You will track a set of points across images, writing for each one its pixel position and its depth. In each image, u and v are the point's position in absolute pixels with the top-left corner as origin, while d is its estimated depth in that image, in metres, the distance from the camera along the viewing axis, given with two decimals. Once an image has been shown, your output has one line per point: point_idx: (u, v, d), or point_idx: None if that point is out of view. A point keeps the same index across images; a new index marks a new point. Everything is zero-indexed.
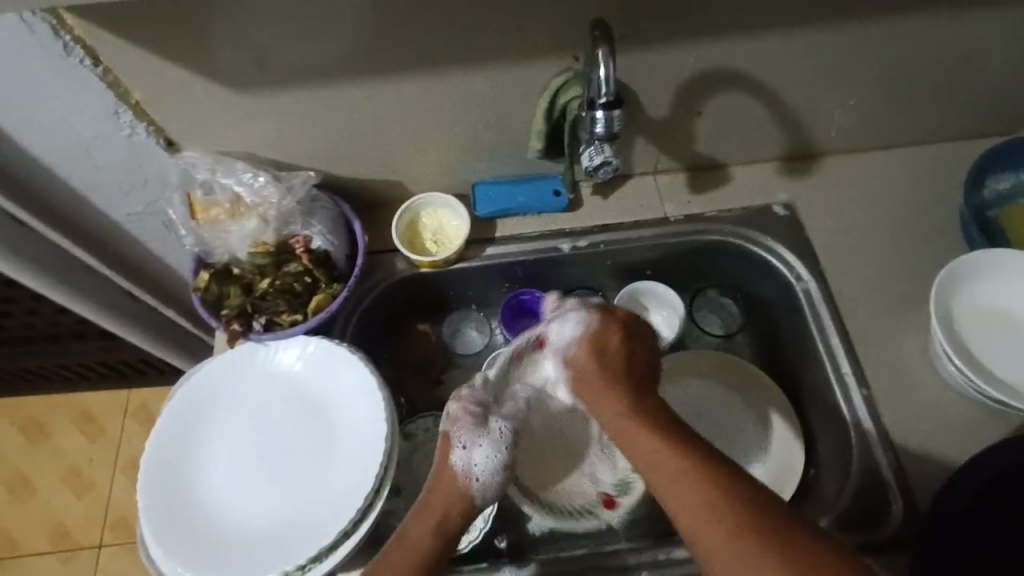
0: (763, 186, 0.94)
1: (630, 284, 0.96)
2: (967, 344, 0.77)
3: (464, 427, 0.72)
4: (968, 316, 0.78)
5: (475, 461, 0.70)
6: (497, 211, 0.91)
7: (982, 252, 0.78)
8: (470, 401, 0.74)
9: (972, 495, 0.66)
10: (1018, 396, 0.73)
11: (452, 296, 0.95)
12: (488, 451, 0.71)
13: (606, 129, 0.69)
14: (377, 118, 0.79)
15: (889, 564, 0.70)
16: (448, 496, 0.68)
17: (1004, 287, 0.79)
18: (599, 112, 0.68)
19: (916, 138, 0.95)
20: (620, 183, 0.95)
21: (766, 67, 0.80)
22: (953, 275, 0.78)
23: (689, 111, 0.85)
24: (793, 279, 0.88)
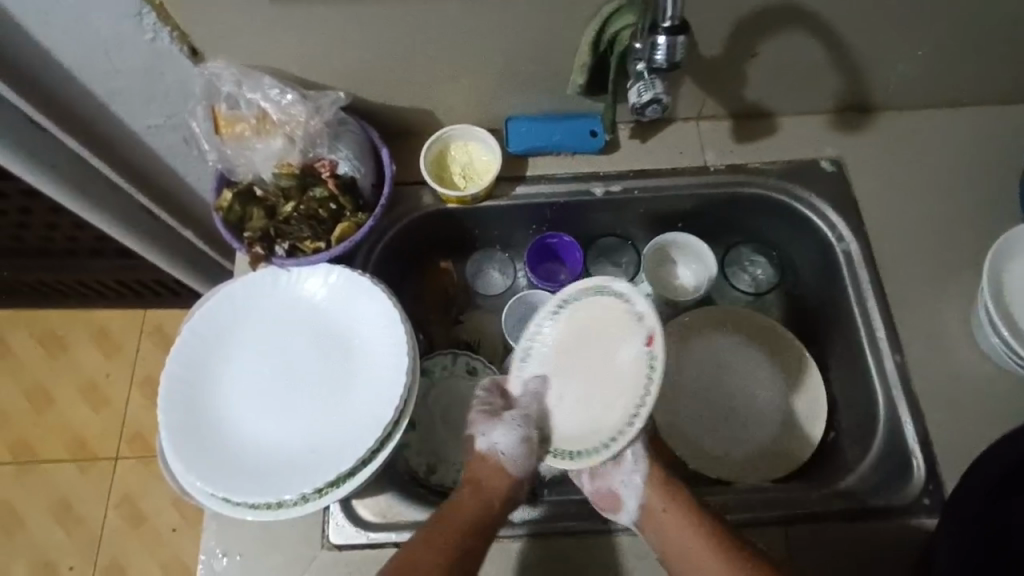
0: (811, 139, 0.90)
1: (659, 235, 0.94)
2: (1015, 317, 0.74)
3: (486, 420, 0.74)
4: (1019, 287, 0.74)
5: (496, 442, 0.72)
6: (530, 147, 0.88)
7: None
8: (486, 398, 0.75)
9: (1005, 472, 0.63)
10: None
11: (476, 235, 0.94)
12: (506, 430, 0.72)
13: (666, 57, 0.63)
14: (413, 38, 0.75)
15: (902, 529, 0.69)
16: (489, 472, 0.71)
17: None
18: (661, 38, 0.62)
19: (980, 99, 0.89)
20: (659, 126, 0.91)
21: (835, 7, 0.74)
22: (1006, 242, 0.75)
23: (742, 54, 0.80)
24: (833, 239, 0.84)
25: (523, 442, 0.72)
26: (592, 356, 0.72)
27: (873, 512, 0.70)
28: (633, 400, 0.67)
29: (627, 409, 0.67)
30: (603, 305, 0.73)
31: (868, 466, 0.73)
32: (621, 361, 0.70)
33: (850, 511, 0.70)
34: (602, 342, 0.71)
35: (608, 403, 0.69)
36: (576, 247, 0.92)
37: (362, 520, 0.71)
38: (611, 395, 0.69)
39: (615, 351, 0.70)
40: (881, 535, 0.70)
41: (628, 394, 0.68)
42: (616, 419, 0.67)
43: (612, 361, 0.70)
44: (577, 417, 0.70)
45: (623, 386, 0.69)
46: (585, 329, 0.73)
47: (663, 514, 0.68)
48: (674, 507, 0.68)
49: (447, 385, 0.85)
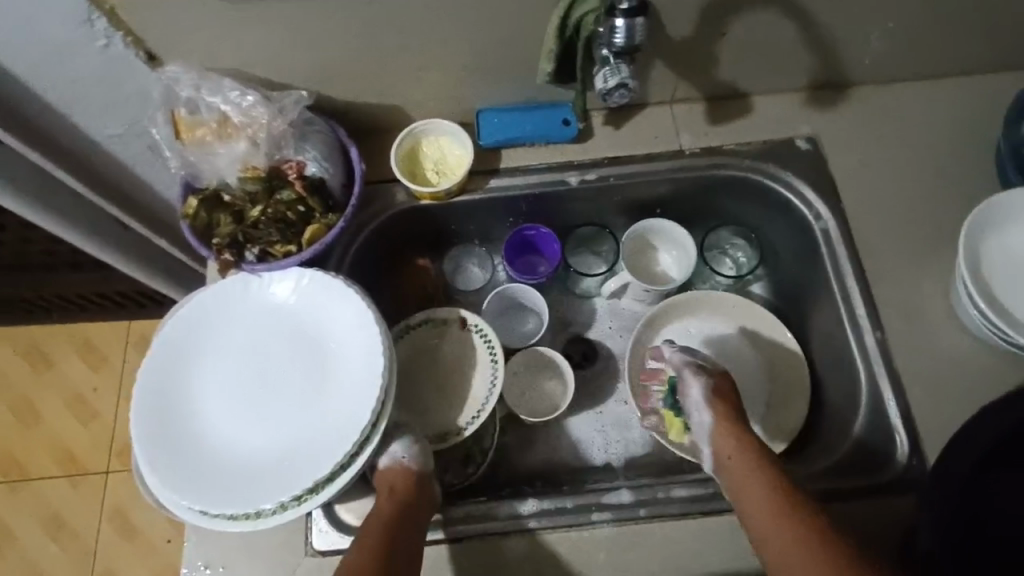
0: (786, 118, 0.89)
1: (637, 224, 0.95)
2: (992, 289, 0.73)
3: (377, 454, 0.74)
4: (993, 258, 0.74)
5: (395, 454, 0.72)
6: (502, 140, 0.87)
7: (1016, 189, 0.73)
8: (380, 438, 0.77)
9: (985, 445, 0.63)
10: None
11: (454, 231, 0.93)
12: (397, 444, 0.73)
13: (625, 40, 0.62)
14: (375, 33, 0.73)
15: (887, 508, 0.69)
16: (396, 478, 0.70)
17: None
18: (618, 20, 0.61)
19: (954, 70, 0.88)
20: (631, 112, 0.91)
21: None
22: (983, 214, 0.74)
23: (713, 36, 0.79)
24: (811, 218, 0.84)
25: (417, 441, 0.75)
26: (432, 370, 0.85)
27: (855, 492, 0.70)
28: (480, 363, 0.84)
29: (478, 376, 0.84)
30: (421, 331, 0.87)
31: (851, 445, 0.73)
32: (450, 348, 0.86)
33: (835, 490, 0.70)
34: (431, 355, 0.86)
35: (462, 385, 0.84)
36: (554, 238, 0.92)
37: (345, 524, 0.70)
38: (461, 376, 0.84)
39: (444, 351, 0.86)
40: (864, 514, 0.69)
41: (468, 370, 0.84)
42: (478, 385, 0.83)
43: (442, 362, 0.85)
44: (451, 408, 0.83)
45: (463, 367, 0.85)
46: (419, 348, 0.87)
47: (728, 459, 0.70)
48: (737, 454, 0.69)
49: (409, 375, 0.86)
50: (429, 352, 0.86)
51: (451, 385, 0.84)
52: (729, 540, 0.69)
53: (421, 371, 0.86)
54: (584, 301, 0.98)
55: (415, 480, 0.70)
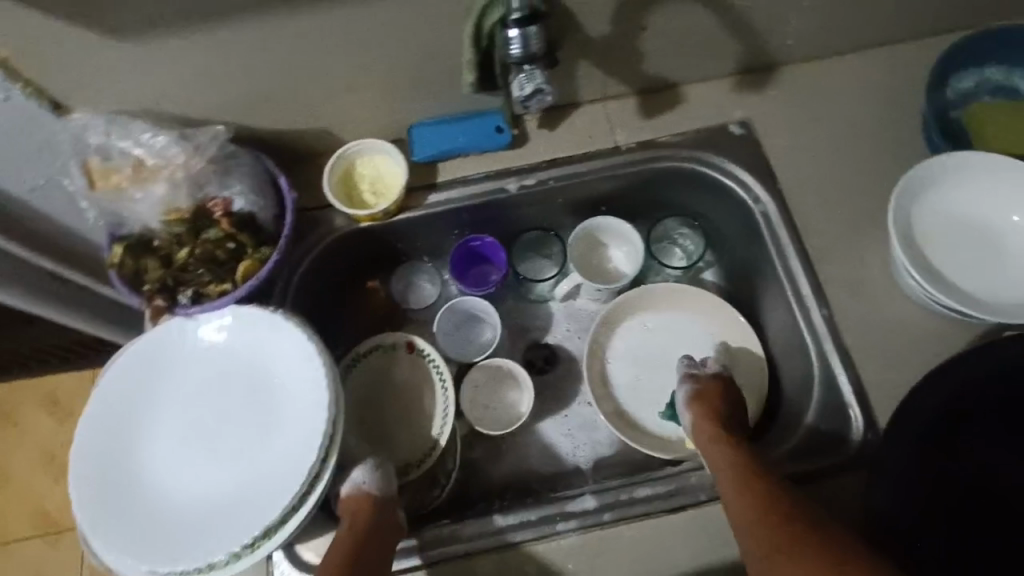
0: (717, 105, 0.89)
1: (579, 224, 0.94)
2: (926, 255, 0.70)
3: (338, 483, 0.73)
4: (927, 221, 0.71)
5: (356, 481, 0.71)
6: (437, 154, 0.86)
7: (935, 157, 0.70)
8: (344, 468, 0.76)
9: (933, 411, 0.63)
10: (978, 306, 0.66)
11: (401, 250, 0.92)
12: (357, 471, 0.72)
13: (522, 49, 0.62)
14: (287, 60, 0.72)
15: (847, 486, 0.68)
16: (357, 505, 0.68)
17: (965, 198, 0.71)
18: (512, 31, 0.62)
19: (878, 41, 0.89)
20: (565, 113, 0.90)
21: None
22: (911, 183, 0.70)
23: (633, 30, 0.78)
24: (750, 202, 0.84)
25: (379, 467, 0.73)
26: (386, 398, 0.85)
27: (816, 473, 0.69)
28: (432, 385, 0.84)
29: (433, 397, 0.84)
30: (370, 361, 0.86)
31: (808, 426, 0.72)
32: (401, 373, 0.86)
33: (797, 473, 0.69)
34: (382, 383, 0.85)
35: (417, 408, 0.84)
36: (500, 246, 0.92)
37: (307, 564, 0.69)
38: (415, 399, 0.84)
39: (395, 377, 0.85)
40: (827, 494, 0.69)
41: (421, 392, 0.84)
42: (433, 406, 0.83)
43: (394, 388, 0.85)
44: (409, 433, 0.83)
45: (416, 391, 0.84)
46: (371, 377, 0.86)
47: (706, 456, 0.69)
48: (714, 452, 0.68)
49: (365, 402, 0.85)
50: (381, 379, 0.86)
51: (409, 409, 0.84)
52: (696, 535, 0.68)
53: (377, 399, 0.85)
54: (539, 305, 0.97)
55: (377, 504, 0.69)
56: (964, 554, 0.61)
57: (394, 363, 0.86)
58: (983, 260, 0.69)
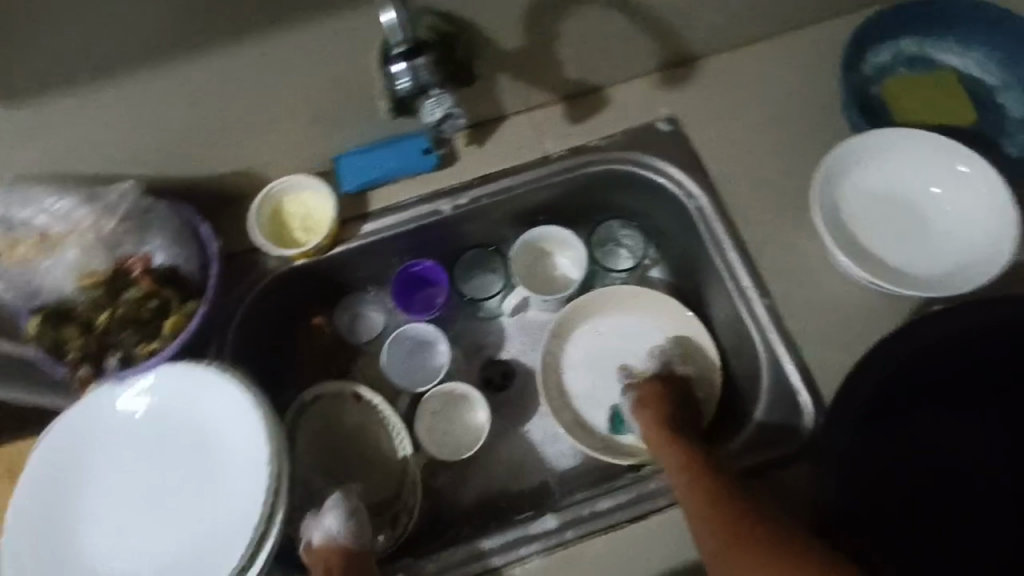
0: (643, 103, 0.89)
1: (519, 239, 0.93)
2: (854, 236, 0.70)
3: (309, 523, 0.71)
4: (850, 203, 0.71)
5: (329, 528, 0.69)
6: (365, 184, 0.84)
7: (853, 138, 0.70)
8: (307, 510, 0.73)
9: (871, 391, 0.64)
10: (906, 282, 0.67)
11: (342, 283, 0.90)
12: (330, 516, 0.70)
13: (412, 80, 0.60)
14: (190, 108, 0.70)
15: (800, 476, 0.69)
16: (331, 558, 0.67)
17: (883, 176, 0.72)
18: (398, 64, 0.59)
19: (798, 23, 0.89)
20: (492, 127, 0.89)
21: None
22: (832, 166, 0.71)
23: (546, 40, 0.78)
24: (684, 198, 0.84)
25: (351, 509, 0.71)
26: (341, 442, 0.82)
27: (768, 465, 0.69)
28: (387, 426, 0.82)
29: (390, 437, 0.82)
30: (319, 407, 0.83)
31: (757, 420, 0.72)
32: (353, 415, 0.83)
33: (753, 466, 0.69)
34: (335, 427, 0.83)
35: (375, 448, 0.82)
36: (441, 269, 0.91)
37: None
38: (372, 439, 0.82)
39: (348, 420, 0.83)
40: (783, 483, 0.69)
41: (379, 432, 0.82)
42: (391, 447, 0.82)
43: (348, 431, 0.83)
44: (371, 475, 0.81)
45: (372, 432, 0.82)
46: (323, 423, 0.83)
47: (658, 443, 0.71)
48: (665, 439, 0.71)
49: (319, 447, 0.82)
50: (333, 421, 0.83)
51: (366, 447, 0.82)
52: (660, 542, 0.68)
53: (331, 442, 0.82)
54: (490, 322, 0.96)
55: (354, 554, 0.68)
56: (914, 529, 0.62)
57: (343, 401, 0.84)
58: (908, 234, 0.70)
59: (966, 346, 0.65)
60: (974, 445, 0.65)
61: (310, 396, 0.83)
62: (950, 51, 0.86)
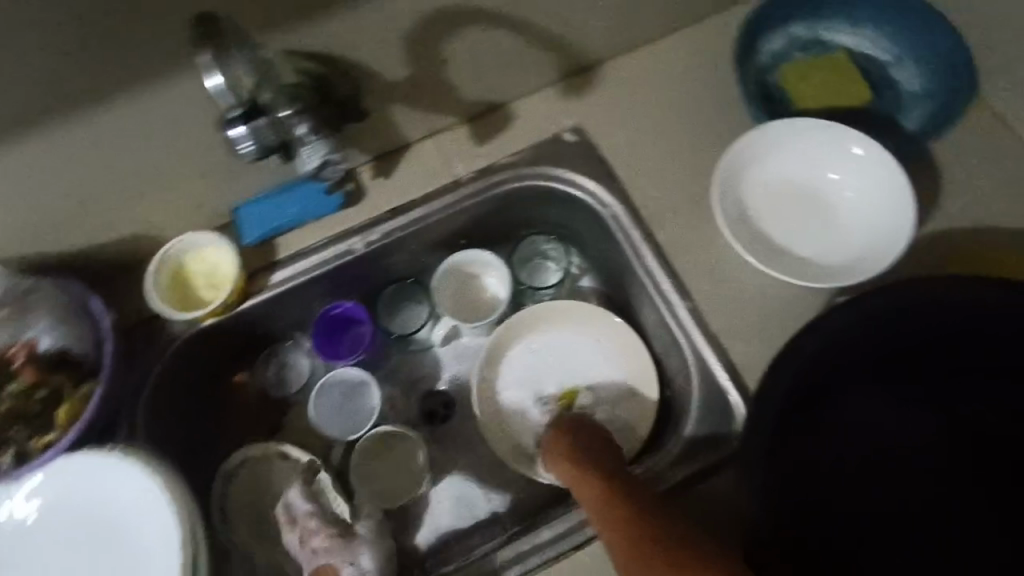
0: (548, 115, 0.87)
1: (437, 272, 0.91)
2: (760, 230, 0.70)
3: (341, 551, 0.70)
4: (753, 197, 0.71)
5: (364, 568, 0.70)
6: (269, 231, 0.80)
7: (747, 134, 0.70)
8: (328, 528, 0.73)
9: (785, 401, 0.61)
10: (811, 274, 0.67)
11: (263, 336, 0.86)
12: (368, 555, 0.71)
13: (256, 144, 0.57)
14: (59, 176, 0.67)
15: (722, 483, 0.70)
16: None
17: (782, 169, 0.72)
18: (237, 130, 0.55)
19: (696, 17, 0.88)
20: (398, 157, 0.86)
21: None
22: (731, 163, 0.71)
23: (433, 66, 0.75)
24: (598, 206, 0.83)
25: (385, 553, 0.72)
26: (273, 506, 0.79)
27: (696, 476, 0.71)
28: (318, 483, 0.79)
29: (323, 495, 0.79)
30: (246, 473, 0.80)
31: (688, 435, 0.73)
32: (282, 477, 0.80)
33: (683, 480, 0.70)
34: (265, 492, 0.80)
35: None
36: (360, 307, 0.87)
37: None
38: None
39: (278, 484, 0.80)
40: (714, 492, 0.70)
41: (310, 492, 0.79)
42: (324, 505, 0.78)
43: (279, 494, 0.79)
44: None
45: None
46: (252, 488, 0.80)
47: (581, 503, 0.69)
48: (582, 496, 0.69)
49: (251, 514, 0.79)
50: (262, 486, 0.80)
51: None
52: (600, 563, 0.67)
53: (262, 508, 0.79)
54: (424, 352, 0.93)
55: None
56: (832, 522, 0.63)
57: (270, 462, 0.81)
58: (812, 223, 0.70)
59: (877, 333, 0.63)
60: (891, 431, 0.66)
61: (234, 464, 0.80)
62: (846, 30, 0.85)
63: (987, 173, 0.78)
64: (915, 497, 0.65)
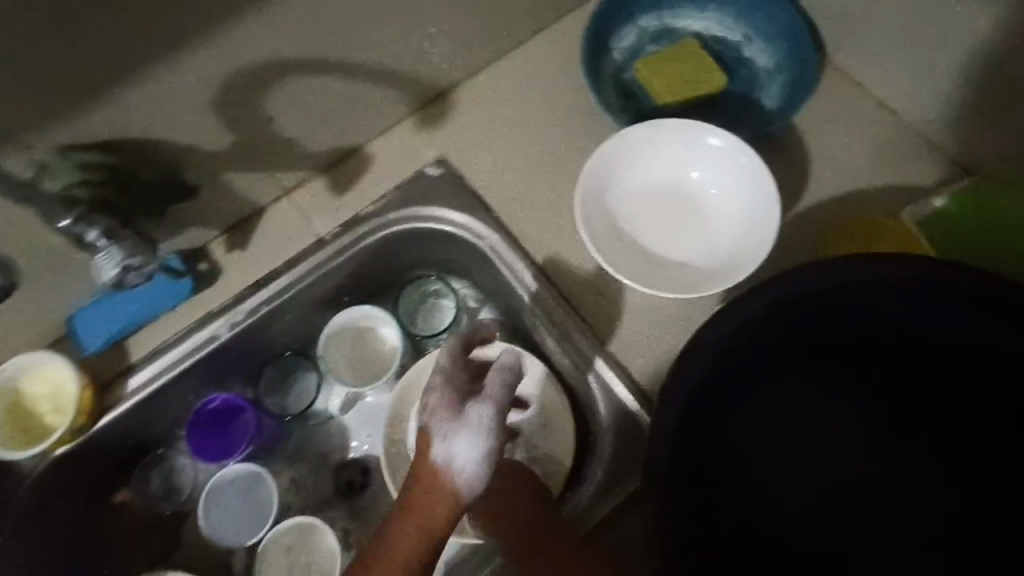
0: (408, 151, 0.82)
1: (322, 339, 0.82)
2: (632, 242, 0.69)
3: (444, 423, 0.59)
4: (622, 209, 0.69)
5: (456, 455, 0.57)
6: (111, 335, 0.72)
7: (601, 145, 0.68)
8: (441, 400, 0.61)
9: (682, 425, 0.56)
10: (687, 284, 0.66)
11: (137, 445, 0.78)
12: (472, 443, 0.58)
13: None
14: None
15: (635, 516, 0.68)
16: (436, 500, 0.55)
17: (642, 174, 0.70)
18: None
19: (543, 25, 0.84)
20: (253, 224, 0.79)
21: (295, 43, 0.64)
22: (593, 178, 0.68)
23: (257, 126, 0.69)
24: (476, 240, 0.78)
25: (490, 457, 0.58)
26: None
27: (615, 510, 0.68)
28: None
29: None
30: None
31: (604, 462, 0.69)
32: None
33: (605, 517, 0.67)
34: None
35: None
36: (235, 397, 0.79)
37: None
38: None
39: None
40: (632, 525, 0.68)
41: None
42: None
43: None
44: None
45: None
46: None
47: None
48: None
49: None
50: None
51: None
52: None
53: None
54: (326, 423, 0.85)
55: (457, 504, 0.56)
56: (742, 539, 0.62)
57: None
58: (682, 228, 0.69)
59: (764, 330, 0.59)
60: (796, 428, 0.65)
61: None
62: (694, 15, 0.83)
63: (848, 139, 0.78)
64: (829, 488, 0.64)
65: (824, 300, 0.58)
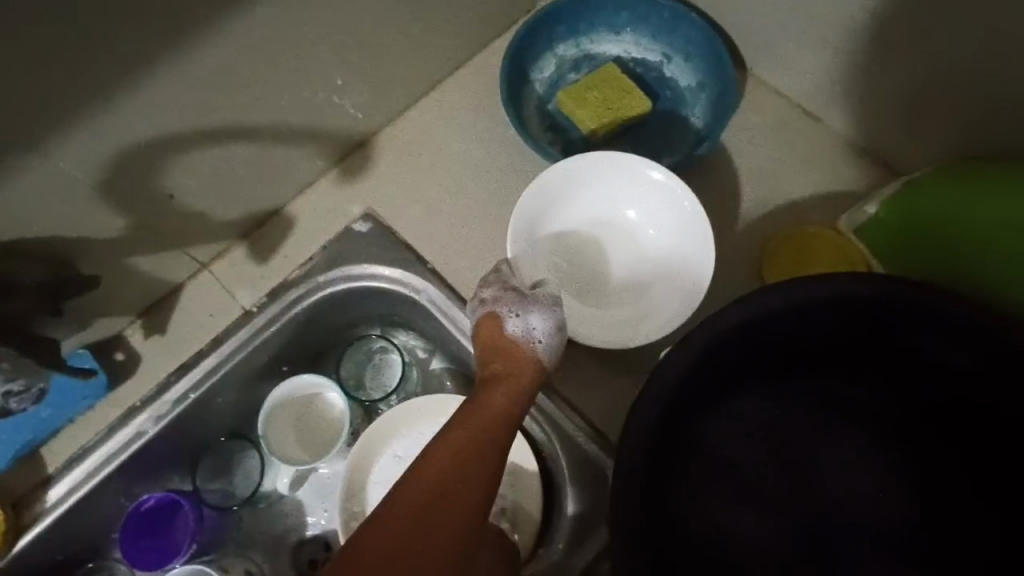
0: (333, 207, 0.77)
1: (264, 412, 0.75)
2: (570, 285, 0.69)
3: (512, 301, 0.62)
4: (555, 252, 0.70)
5: (533, 326, 0.61)
6: (22, 446, 0.68)
7: (526, 193, 0.67)
8: (504, 281, 0.65)
9: (645, 477, 0.52)
10: (627, 329, 0.67)
11: (65, 561, 0.71)
12: (541, 314, 0.62)
13: None
14: None
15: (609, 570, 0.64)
16: (515, 359, 0.59)
17: (573, 214, 0.70)
18: None
19: (458, 63, 0.82)
20: (172, 303, 0.74)
21: (186, 116, 0.59)
22: (521, 227, 0.67)
23: (159, 204, 0.64)
24: (413, 294, 0.73)
25: (560, 324, 0.63)
26: None
27: (589, 566, 0.64)
28: None
29: None
30: None
31: (573, 515, 0.66)
32: None
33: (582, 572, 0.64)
34: None
35: None
36: (171, 493, 0.72)
37: None
38: None
39: None
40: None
41: None
42: None
43: None
44: None
45: None
46: None
47: None
48: None
49: None
50: None
51: None
52: None
53: None
54: (277, 505, 0.78)
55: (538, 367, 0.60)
56: None
57: None
58: (618, 267, 0.70)
59: (718, 361, 0.56)
60: (760, 459, 0.62)
61: None
62: (611, 39, 0.82)
63: (777, 151, 0.77)
64: (804, 512, 0.62)
65: (778, 323, 0.56)
